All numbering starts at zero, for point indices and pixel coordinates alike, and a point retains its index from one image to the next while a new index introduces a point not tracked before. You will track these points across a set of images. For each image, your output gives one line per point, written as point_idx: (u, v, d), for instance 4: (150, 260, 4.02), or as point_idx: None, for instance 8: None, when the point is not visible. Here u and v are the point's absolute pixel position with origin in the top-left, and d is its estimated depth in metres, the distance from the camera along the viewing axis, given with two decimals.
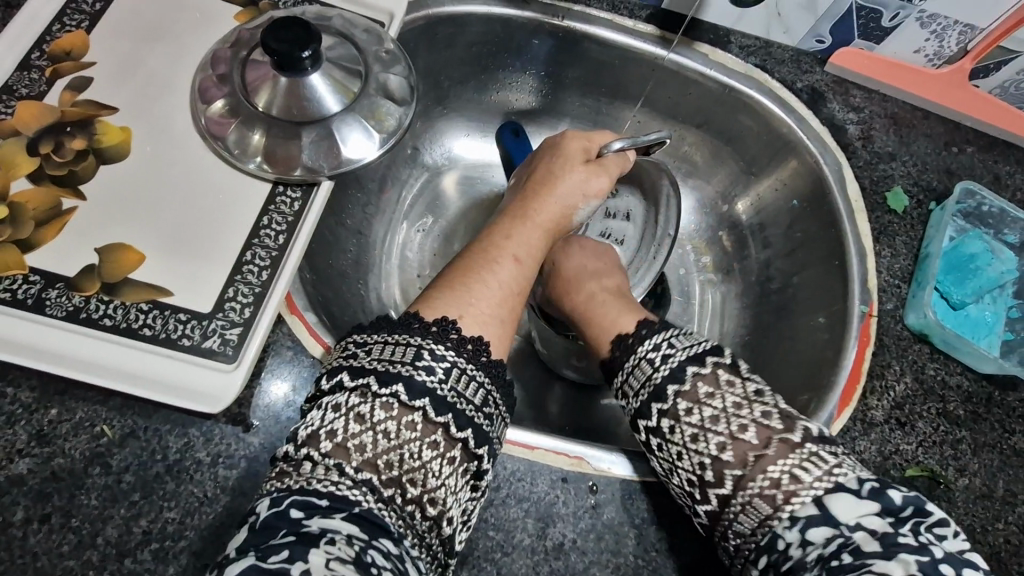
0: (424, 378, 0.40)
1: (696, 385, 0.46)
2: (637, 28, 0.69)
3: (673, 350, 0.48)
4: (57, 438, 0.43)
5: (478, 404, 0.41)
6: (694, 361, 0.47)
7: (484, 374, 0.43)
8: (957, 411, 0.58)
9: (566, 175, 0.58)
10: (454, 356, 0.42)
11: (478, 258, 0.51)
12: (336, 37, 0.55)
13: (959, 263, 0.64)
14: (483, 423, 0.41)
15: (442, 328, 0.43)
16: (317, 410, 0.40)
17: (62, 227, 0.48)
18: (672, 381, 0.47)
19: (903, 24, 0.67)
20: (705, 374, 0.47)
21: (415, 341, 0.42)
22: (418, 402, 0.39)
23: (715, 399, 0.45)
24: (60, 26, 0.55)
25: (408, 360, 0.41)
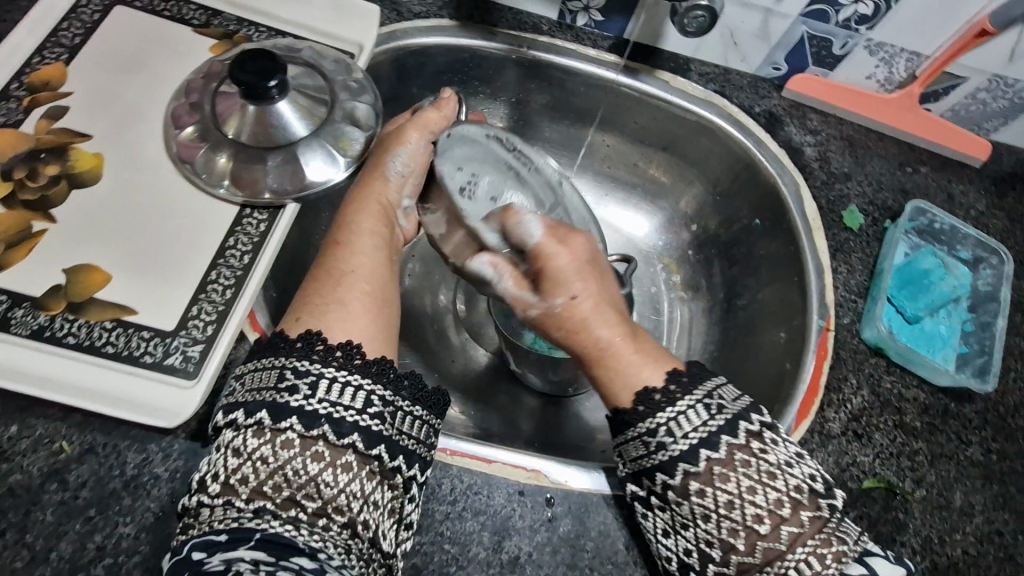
0: (288, 399, 0.42)
1: (709, 468, 0.45)
2: (601, 57, 0.72)
3: (677, 437, 0.46)
4: (16, 455, 0.44)
5: (358, 407, 0.43)
6: (727, 431, 0.45)
7: (357, 375, 0.44)
8: (913, 423, 0.59)
9: (362, 160, 0.59)
10: (319, 368, 0.44)
11: (328, 257, 0.53)
12: (304, 68, 0.58)
13: (913, 278, 0.66)
14: (370, 424, 0.43)
15: (307, 342, 0.45)
16: (210, 452, 0.43)
17: (31, 249, 0.50)
18: (684, 460, 0.45)
19: (852, 52, 0.70)
20: (721, 457, 0.45)
21: (278, 363, 0.44)
22: (286, 421, 0.41)
23: (731, 484, 0.44)
24: (40, 59, 0.58)
25: (272, 384, 0.43)
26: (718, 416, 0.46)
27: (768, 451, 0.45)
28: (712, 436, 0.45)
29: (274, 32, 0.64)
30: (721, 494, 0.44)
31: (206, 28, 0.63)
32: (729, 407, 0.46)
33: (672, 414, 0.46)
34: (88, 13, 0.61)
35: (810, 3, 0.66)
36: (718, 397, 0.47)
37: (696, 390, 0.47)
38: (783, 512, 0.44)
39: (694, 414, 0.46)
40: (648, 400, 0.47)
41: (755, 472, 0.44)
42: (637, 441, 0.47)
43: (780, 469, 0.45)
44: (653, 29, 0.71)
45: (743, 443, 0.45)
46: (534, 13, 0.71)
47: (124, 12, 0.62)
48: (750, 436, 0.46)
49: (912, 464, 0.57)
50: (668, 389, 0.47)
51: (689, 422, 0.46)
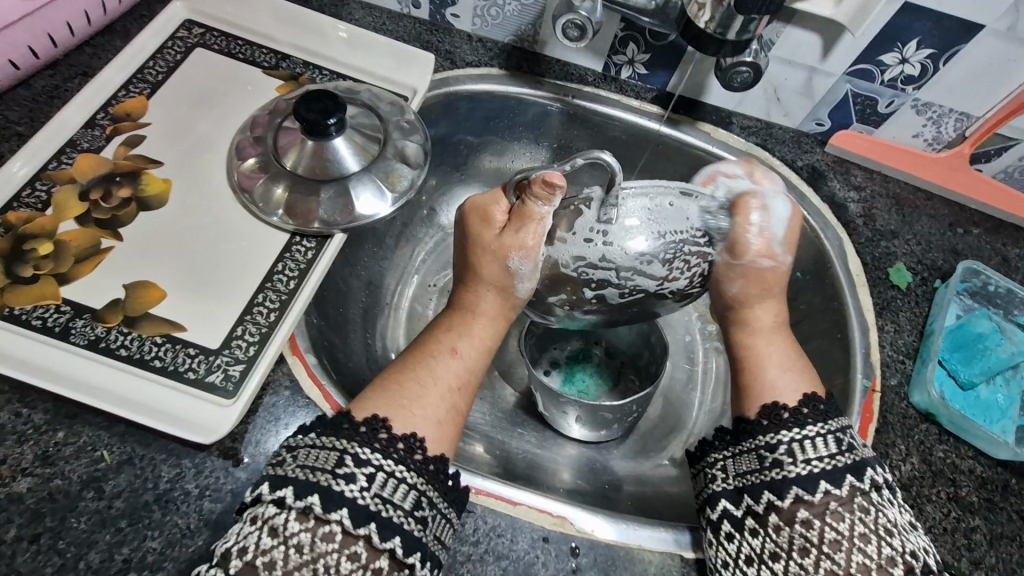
0: (344, 488, 0.39)
1: (825, 501, 0.44)
2: (643, 107, 0.74)
3: (798, 460, 0.45)
4: (59, 460, 0.45)
5: (408, 509, 0.40)
6: (855, 472, 0.44)
7: (417, 475, 0.42)
8: (969, 497, 0.55)
9: (486, 261, 0.52)
10: (379, 459, 0.41)
11: (417, 354, 0.51)
12: (361, 108, 0.62)
13: (966, 340, 0.63)
14: (414, 528, 0.40)
15: (371, 427, 0.43)
16: (242, 522, 0.40)
17: (97, 264, 0.53)
18: (799, 484, 0.44)
19: (898, 111, 0.70)
20: (841, 494, 0.44)
21: (340, 446, 0.41)
22: (334, 514, 0.38)
23: (843, 524, 0.43)
24: (125, 93, 0.63)
25: (333, 470, 0.40)
26: (846, 454, 0.46)
27: (871, 511, 0.43)
28: (838, 471, 0.44)
29: (336, 75, 0.69)
30: (798, 535, 0.43)
31: (274, 70, 0.68)
32: (859, 449, 0.46)
33: (795, 437, 0.47)
34: (171, 54, 0.66)
35: (855, 63, 0.66)
36: (850, 437, 0.46)
37: (811, 424, 0.47)
38: (893, 570, 0.41)
39: (821, 443, 0.46)
40: (772, 415, 0.49)
41: (844, 527, 0.43)
42: (753, 455, 0.48)
43: (896, 528, 0.43)
44: (697, 82, 0.73)
45: (864, 491, 0.44)
46: (581, 65, 0.74)
47: (203, 54, 0.67)
48: (873, 487, 0.44)
49: (970, 543, 0.53)
50: (799, 412, 0.48)
51: (816, 449, 0.45)
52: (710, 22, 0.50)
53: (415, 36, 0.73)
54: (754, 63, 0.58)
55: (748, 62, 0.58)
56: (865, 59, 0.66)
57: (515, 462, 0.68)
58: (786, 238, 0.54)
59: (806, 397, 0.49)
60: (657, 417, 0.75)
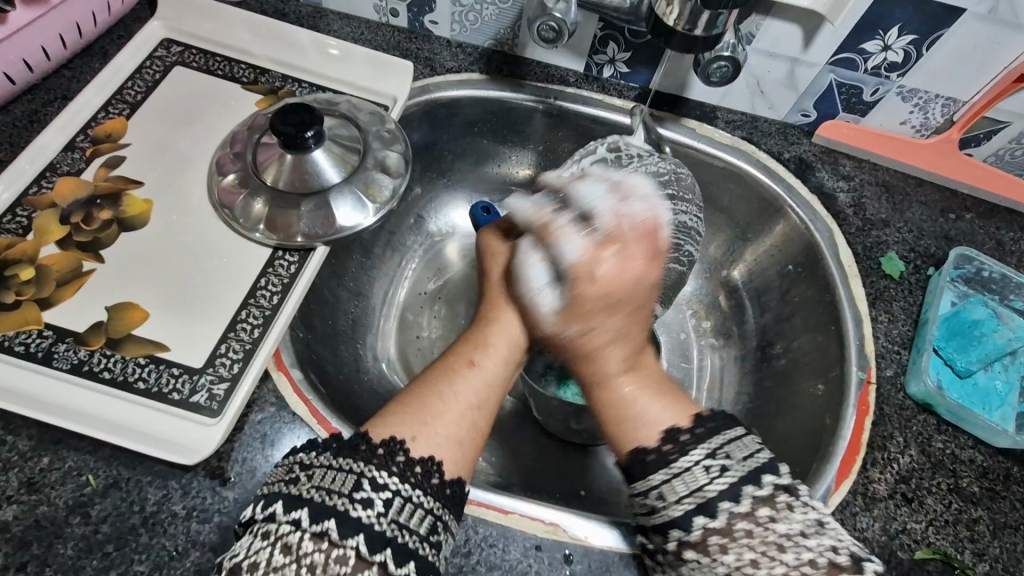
0: (361, 513, 0.38)
1: (705, 537, 0.40)
2: (627, 106, 0.74)
3: (682, 496, 0.42)
4: (45, 487, 0.45)
5: (423, 534, 0.39)
6: (731, 496, 0.41)
7: (434, 500, 0.41)
8: (971, 488, 0.55)
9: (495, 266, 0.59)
10: (397, 483, 0.40)
11: (442, 369, 0.50)
12: (340, 119, 0.62)
13: (962, 328, 0.62)
14: (428, 553, 0.39)
15: (389, 449, 0.42)
16: (249, 536, 0.40)
17: (79, 287, 0.53)
18: (698, 515, 0.41)
19: (884, 99, 0.69)
20: (744, 511, 0.40)
21: (357, 468, 0.40)
22: (350, 540, 0.37)
23: (729, 556, 0.40)
24: (105, 114, 0.63)
25: (345, 492, 0.39)
26: (726, 474, 0.41)
27: (775, 519, 0.40)
28: (711, 502, 0.41)
29: (316, 87, 0.69)
30: (712, 572, 0.40)
31: (253, 85, 0.68)
32: (734, 465, 0.41)
33: (665, 476, 0.43)
34: (150, 74, 0.66)
35: (837, 52, 0.66)
36: (725, 447, 0.43)
37: (704, 440, 0.43)
38: (815, 574, 0.39)
39: (698, 472, 0.42)
40: (638, 458, 0.45)
41: (753, 544, 0.40)
42: (644, 500, 0.44)
43: (811, 527, 0.40)
44: (679, 79, 0.72)
45: (767, 497, 0.41)
46: (560, 66, 0.74)
47: (182, 72, 0.67)
48: (756, 503, 0.40)
49: (972, 534, 0.52)
50: (677, 441, 0.44)
51: (688, 484, 0.42)
52: (679, 19, 0.50)
53: (394, 44, 0.73)
54: (733, 56, 0.57)
55: (726, 56, 0.57)
56: (847, 48, 0.65)
57: (511, 467, 0.68)
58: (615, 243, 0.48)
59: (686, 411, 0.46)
60: None
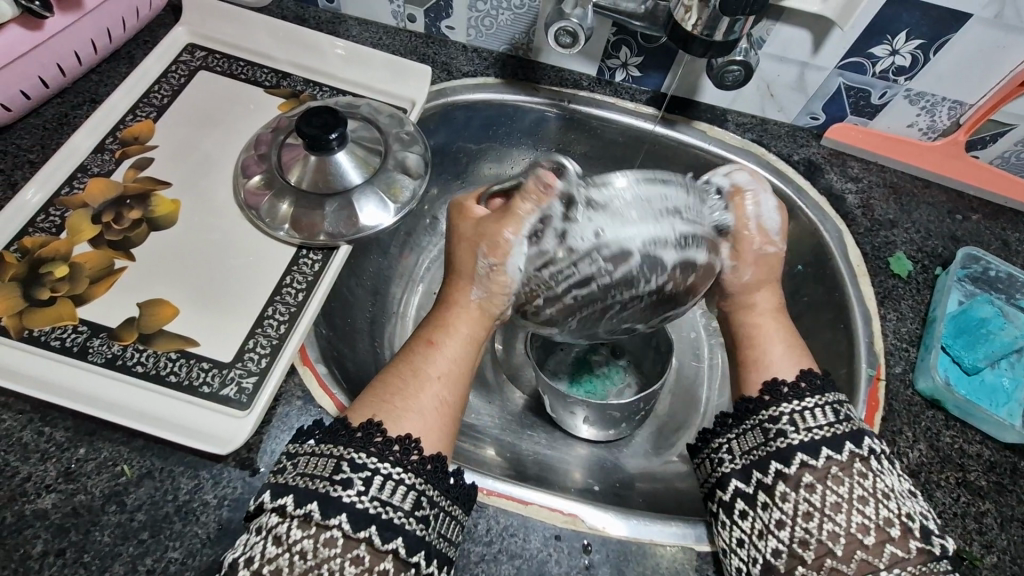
0: (341, 493, 0.40)
1: (801, 472, 0.45)
2: (639, 109, 0.75)
3: (800, 428, 0.47)
4: (82, 476, 0.46)
5: (408, 509, 0.41)
6: (832, 445, 0.45)
7: (415, 475, 0.43)
8: (979, 482, 0.56)
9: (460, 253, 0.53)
10: (375, 463, 0.42)
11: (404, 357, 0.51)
12: (362, 122, 0.63)
13: (970, 327, 0.63)
14: (415, 528, 0.41)
15: (367, 432, 0.44)
16: (248, 532, 0.42)
17: (111, 284, 0.54)
18: (802, 450, 0.45)
19: (892, 102, 0.71)
20: (831, 462, 0.45)
21: (336, 453, 0.42)
22: (334, 519, 0.39)
23: (843, 487, 0.44)
24: (133, 117, 0.65)
25: (326, 475, 0.41)
26: (843, 424, 0.47)
27: (870, 475, 0.44)
28: (838, 439, 0.46)
29: (335, 91, 0.71)
30: (801, 501, 0.44)
31: (275, 88, 0.70)
32: (855, 420, 0.47)
33: (796, 407, 0.48)
34: (176, 78, 0.68)
35: (845, 57, 0.67)
36: (847, 408, 0.48)
37: (823, 393, 0.49)
38: (891, 531, 0.42)
39: (813, 414, 0.47)
40: (774, 390, 0.50)
41: (845, 490, 0.44)
42: (756, 429, 0.49)
43: (894, 493, 0.44)
44: (690, 83, 0.74)
45: (861, 456, 0.45)
46: (574, 70, 0.76)
47: (206, 76, 0.69)
48: (854, 457, 0.45)
49: (981, 527, 0.53)
50: (797, 386, 0.50)
51: (805, 420, 0.47)
52: (697, 25, 0.51)
53: (412, 49, 0.75)
54: (745, 61, 0.59)
55: (738, 62, 0.59)
56: (855, 52, 0.67)
57: (526, 462, 0.69)
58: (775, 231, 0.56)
59: (806, 372, 0.51)
60: (664, 415, 0.76)
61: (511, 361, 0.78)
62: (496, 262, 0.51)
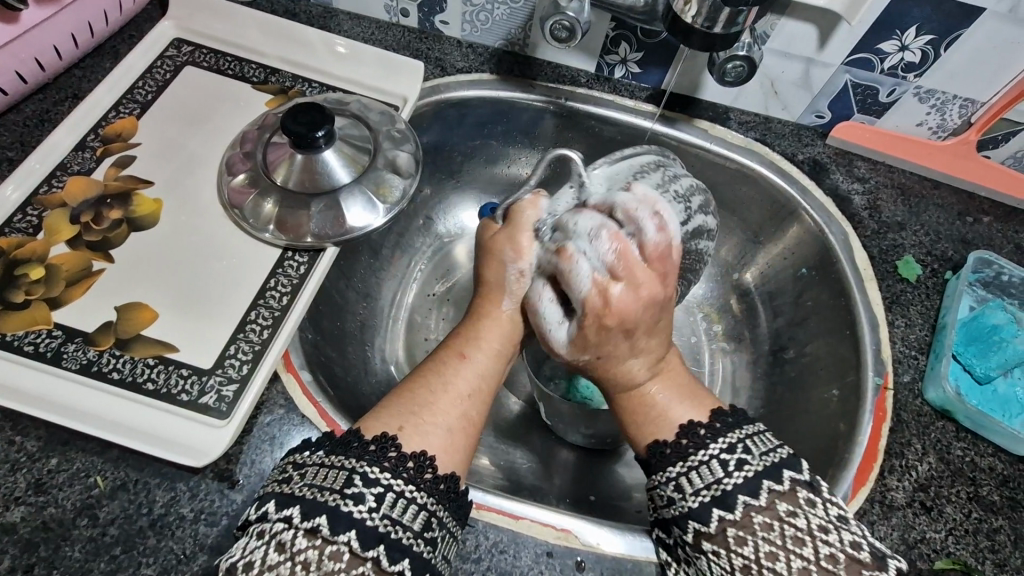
0: (351, 508, 0.38)
1: (722, 528, 0.41)
2: (638, 107, 0.73)
3: (722, 477, 0.42)
4: (53, 488, 0.44)
5: (418, 530, 0.39)
6: (748, 491, 0.41)
7: (428, 495, 0.41)
8: (991, 497, 0.53)
9: (492, 265, 0.53)
10: (389, 479, 0.40)
11: (431, 371, 0.49)
12: (351, 119, 0.61)
13: (982, 333, 0.61)
14: (424, 551, 0.39)
15: (381, 445, 0.41)
16: (246, 538, 0.39)
17: (88, 287, 0.53)
18: (720, 504, 0.42)
19: (900, 100, 0.68)
20: (761, 505, 0.41)
21: (349, 465, 0.40)
22: (343, 535, 0.37)
23: (746, 548, 0.40)
24: (115, 114, 0.63)
25: (337, 487, 0.39)
26: (753, 464, 0.42)
27: (799, 514, 0.40)
28: (728, 495, 0.42)
29: (325, 87, 0.69)
30: (735, 557, 0.41)
31: (264, 84, 0.68)
32: (754, 460, 0.42)
33: (682, 468, 0.44)
34: (161, 73, 0.66)
35: (852, 52, 0.65)
36: (765, 439, 0.44)
37: (741, 428, 0.45)
38: (832, 571, 0.39)
39: (717, 464, 0.43)
40: (689, 432, 0.46)
41: (777, 537, 0.40)
42: (669, 484, 0.44)
43: (830, 526, 0.40)
44: (691, 80, 0.72)
45: (787, 492, 0.41)
46: (573, 66, 0.73)
47: (193, 72, 0.67)
48: (775, 498, 0.41)
49: (993, 545, 0.51)
50: (712, 426, 0.46)
51: (703, 477, 0.43)
52: (697, 18, 0.49)
53: (404, 44, 0.73)
54: (748, 56, 0.57)
55: (740, 56, 0.57)
56: (863, 48, 0.64)
57: (519, 471, 0.67)
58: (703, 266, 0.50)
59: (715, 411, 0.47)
60: None
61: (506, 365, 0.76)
62: (522, 267, 0.52)
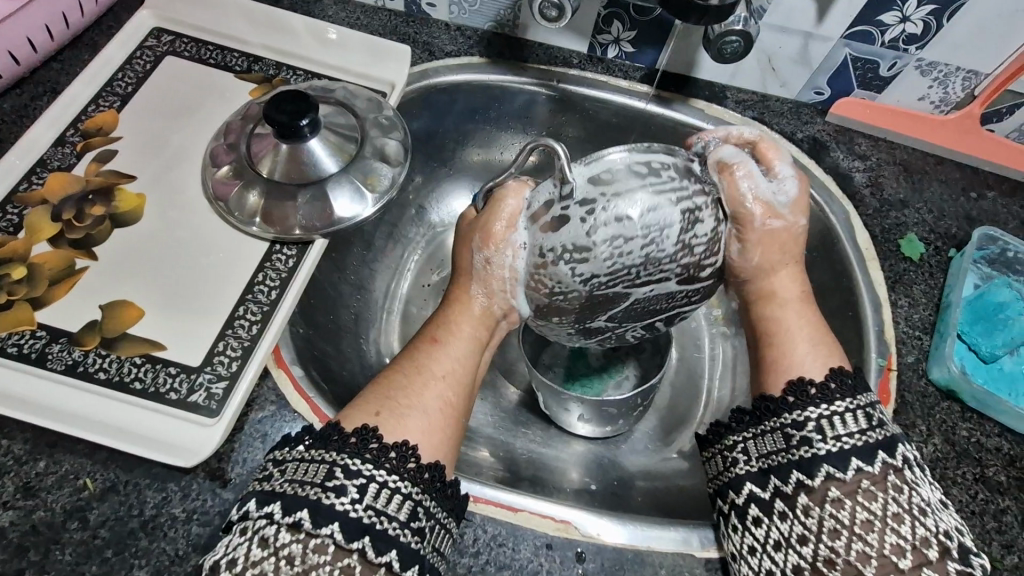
0: (334, 501, 0.37)
1: (827, 486, 0.41)
2: (632, 87, 0.71)
3: (828, 437, 0.42)
4: (41, 491, 0.44)
5: (404, 519, 0.38)
6: (873, 451, 0.41)
7: (414, 484, 0.40)
8: (998, 477, 0.53)
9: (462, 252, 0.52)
10: (372, 470, 0.39)
11: (406, 366, 0.48)
12: (336, 107, 0.60)
13: (987, 312, 0.59)
14: (411, 540, 0.38)
15: (360, 438, 0.40)
16: (228, 537, 0.39)
17: (72, 286, 0.51)
18: (829, 461, 0.41)
19: (902, 73, 0.66)
20: (873, 472, 0.41)
21: (329, 458, 0.39)
22: (325, 528, 0.36)
23: (865, 506, 0.40)
24: (94, 107, 0.61)
25: (319, 481, 0.38)
26: (877, 430, 0.42)
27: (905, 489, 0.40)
28: (870, 448, 0.41)
29: (310, 74, 0.67)
30: (826, 518, 0.40)
31: (246, 73, 0.66)
32: (888, 426, 0.43)
33: (823, 413, 0.43)
34: (141, 64, 0.64)
35: (852, 25, 0.63)
36: (875, 412, 0.44)
37: (858, 395, 0.44)
38: (926, 552, 0.38)
39: (844, 420, 0.43)
40: (797, 390, 0.45)
41: (877, 507, 0.40)
42: (775, 433, 0.44)
43: (930, 507, 0.40)
44: (686, 58, 0.70)
45: (877, 474, 0.41)
46: (564, 46, 0.71)
47: (173, 62, 0.65)
48: (888, 469, 0.41)
49: (1000, 526, 0.50)
50: (826, 387, 0.44)
51: (832, 428, 0.42)
52: None
53: (391, 29, 0.71)
54: (744, 31, 0.55)
55: (737, 30, 0.55)
56: (863, 20, 0.62)
57: (520, 461, 0.67)
58: (796, 202, 0.51)
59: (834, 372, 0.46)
60: (664, 409, 0.73)
61: (504, 355, 0.75)
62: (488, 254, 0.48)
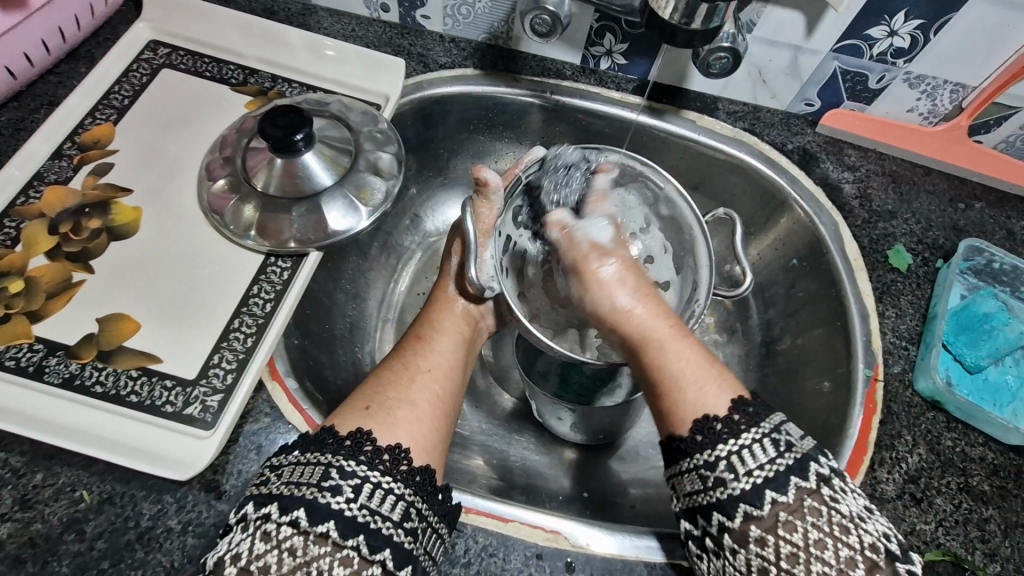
0: (329, 500, 0.39)
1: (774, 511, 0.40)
2: (625, 99, 0.72)
3: (740, 475, 0.42)
4: (38, 504, 0.44)
5: (397, 520, 0.40)
6: (799, 472, 0.41)
7: (405, 485, 0.42)
8: (981, 486, 0.53)
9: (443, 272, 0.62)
10: (366, 471, 0.41)
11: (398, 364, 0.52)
12: (331, 121, 0.60)
13: (972, 323, 0.61)
14: (404, 540, 0.40)
15: (356, 441, 0.42)
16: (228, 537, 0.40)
17: (69, 299, 0.52)
18: (745, 501, 0.41)
19: (890, 86, 0.67)
20: (788, 502, 0.40)
21: (325, 460, 0.41)
22: (321, 527, 0.38)
23: (796, 534, 0.40)
24: (92, 120, 0.62)
25: (315, 482, 0.40)
26: (786, 455, 0.42)
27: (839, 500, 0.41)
28: (781, 477, 0.41)
29: (306, 87, 0.68)
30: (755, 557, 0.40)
31: (243, 86, 0.67)
32: (799, 446, 0.42)
33: (732, 448, 0.42)
34: (138, 77, 0.65)
35: (841, 39, 0.64)
36: (785, 435, 0.43)
37: (763, 418, 0.43)
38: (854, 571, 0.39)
39: (758, 451, 0.42)
40: (704, 429, 0.44)
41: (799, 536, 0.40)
42: (692, 474, 0.44)
43: (853, 522, 0.40)
44: (678, 70, 0.70)
45: (813, 488, 0.41)
46: (557, 59, 0.72)
47: (170, 74, 0.66)
48: (821, 481, 0.41)
49: (983, 535, 0.51)
50: (729, 420, 0.43)
51: (752, 459, 0.42)
52: (675, 13, 0.47)
53: (386, 41, 0.71)
54: (732, 47, 0.56)
55: (726, 47, 0.56)
56: (851, 35, 0.63)
57: (513, 469, 0.67)
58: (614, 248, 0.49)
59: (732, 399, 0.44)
60: None
61: (498, 363, 0.76)
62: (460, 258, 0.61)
